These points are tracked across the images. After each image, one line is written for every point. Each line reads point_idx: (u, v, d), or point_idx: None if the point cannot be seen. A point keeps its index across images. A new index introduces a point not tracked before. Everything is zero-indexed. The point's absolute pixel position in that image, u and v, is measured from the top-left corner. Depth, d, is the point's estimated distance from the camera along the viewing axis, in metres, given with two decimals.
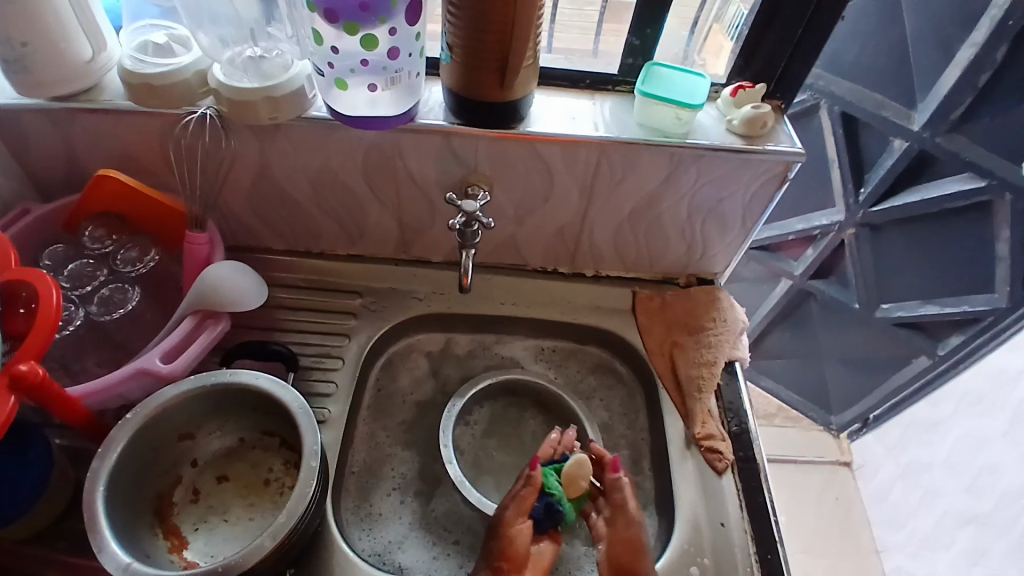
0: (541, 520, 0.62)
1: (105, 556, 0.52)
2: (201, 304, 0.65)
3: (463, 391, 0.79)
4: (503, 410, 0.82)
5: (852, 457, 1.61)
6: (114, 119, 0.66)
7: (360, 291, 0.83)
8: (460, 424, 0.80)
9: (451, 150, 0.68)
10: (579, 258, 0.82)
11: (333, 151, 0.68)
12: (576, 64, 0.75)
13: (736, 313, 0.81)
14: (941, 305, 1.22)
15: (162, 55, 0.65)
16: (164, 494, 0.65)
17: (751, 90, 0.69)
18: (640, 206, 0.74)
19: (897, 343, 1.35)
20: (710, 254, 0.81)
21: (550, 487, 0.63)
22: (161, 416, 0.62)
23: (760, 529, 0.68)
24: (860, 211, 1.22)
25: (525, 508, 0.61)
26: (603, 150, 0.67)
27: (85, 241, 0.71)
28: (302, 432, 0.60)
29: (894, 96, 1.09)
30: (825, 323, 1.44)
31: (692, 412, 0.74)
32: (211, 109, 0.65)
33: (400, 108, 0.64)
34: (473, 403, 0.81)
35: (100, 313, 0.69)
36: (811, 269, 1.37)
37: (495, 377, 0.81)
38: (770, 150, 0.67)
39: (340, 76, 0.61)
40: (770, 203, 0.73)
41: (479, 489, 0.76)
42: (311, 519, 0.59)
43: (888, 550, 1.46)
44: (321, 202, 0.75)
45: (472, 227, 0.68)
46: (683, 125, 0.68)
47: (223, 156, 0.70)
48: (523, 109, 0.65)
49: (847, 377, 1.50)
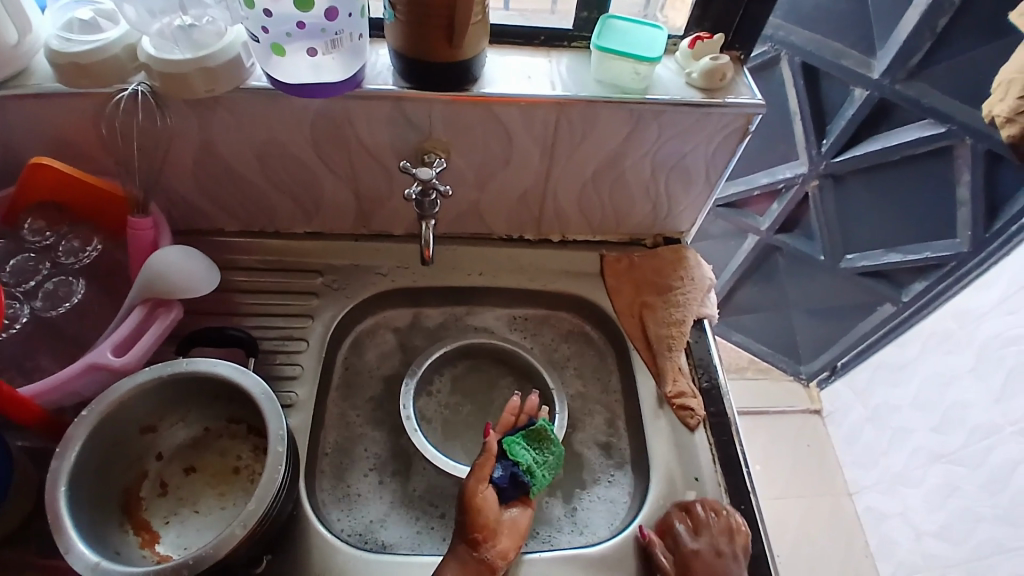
0: (505, 488, 0.62)
1: (73, 557, 0.51)
2: (150, 291, 0.62)
3: (416, 363, 0.78)
4: (473, 380, 0.82)
5: (822, 404, 1.65)
6: (41, 100, 0.62)
7: (322, 269, 0.80)
8: (422, 395, 0.79)
9: (404, 116, 0.65)
10: (545, 223, 0.81)
11: (277, 121, 0.65)
12: (529, 20, 0.72)
13: (703, 271, 0.81)
14: (903, 253, 1.25)
15: (88, 31, 0.60)
16: (131, 489, 0.63)
17: (709, 41, 0.68)
18: (603, 166, 0.73)
19: (863, 291, 1.38)
20: (676, 212, 0.80)
21: (515, 455, 0.63)
22: (119, 410, 0.59)
23: (734, 481, 0.69)
24: (823, 162, 1.22)
25: (486, 476, 0.61)
26: (561, 109, 0.65)
27: (25, 235, 0.67)
28: (266, 416, 0.58)
29: (855, 43, 1.08)
30: (791, 274, 1.47)
31: (663, 369, 0.75)
32: (142, 85, 0.61)
33: (346, 73, 0.61)
34: (433, 372, 0.80)
35: (46, 309, 0.66)
36: (777, 223, 1.38)
37: (450, 344, 0.80)
38: (731, 102, 0.66)
39: (276, 41, 0.57)
40: (732, 156, 0.72)
41: (448, 452, 0.76)
42: (283, 505, 0.57)
43: (859, 491, 1.51)
44: (272, 179, 0.72)
45: (430, 197, 0.65)
46: (642, 80, 0.66)
47: (162, 135, 0.66)
48: (475, 69, 0.63)
49: (815, 326, 1.55)
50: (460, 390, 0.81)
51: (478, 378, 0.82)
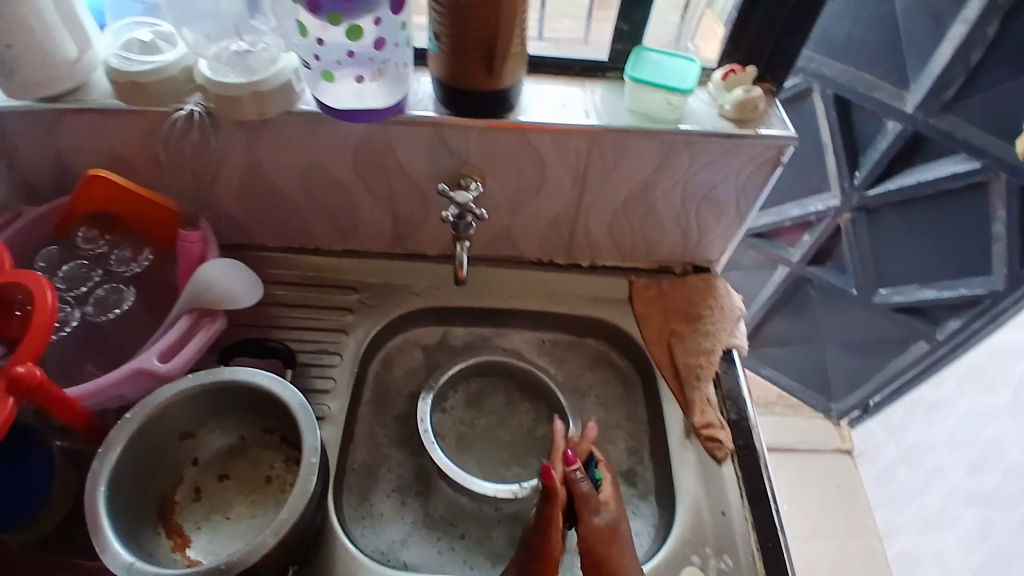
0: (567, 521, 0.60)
1: (109, 556, 0.52)
2: (197, 301, 0.65)
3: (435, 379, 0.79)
4: (491, 397, 0.82)
5: (853, 444, 1.60)
6: (103, 118, 0.66)
7: (356, 287, 0.82)
8: (437, 412, 0.80)
9: (442, 141, 0.67)
10: (575, 247, 0.82)
11: (321, 143, 0.68)
12: (564, 51, 0.75)
13: (733, 301, 0.81)
14: (938, 288, 1.21)
15: (148, 52, 0.64)
16: (166, 494, 0.65)
17: (742, 74, 0.69)
18: (634, 194, 0.74)
19: (894, 324, 1.34)
20: (706, 241, 0.81)
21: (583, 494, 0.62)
22: (160, 415, 0.61)
23: (762, 514, 0.68)
24: (857, 195, 1.21)
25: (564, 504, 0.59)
26: (594, 138, 0.67)
27: (78, 243, 0.71)
28: (302, 427, 0.60)
29: (887, 74, 1.08)
30: (823, 305, 1.43)
31: (691, 400, 0.75)
32: (198, 107, 0.64)
33: (391, 100, 0.63)
34: (448, 389, 0.81)
35: (96, 315, 0.69)
36: (809, 254, 1.36)
37: (468, 360, 0.81)
38: (763, 134, 0.67)
39: (327, 68, 0.60)
40: (763, 188, 0.73)
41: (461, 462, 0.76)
42: (312, 516, 0.58)
43: (892, 534, 1.46)
44: (313, 199, 0.75)
45: (466, 220, 0.67)
46: (675, 110, 0.68)
47: (212, 154, 0.69)
48: (513, 97, 0.65)
49: (849, 361, 1.48)
50: (479, 406, 0.81)
51: (494, 396, 0.82)
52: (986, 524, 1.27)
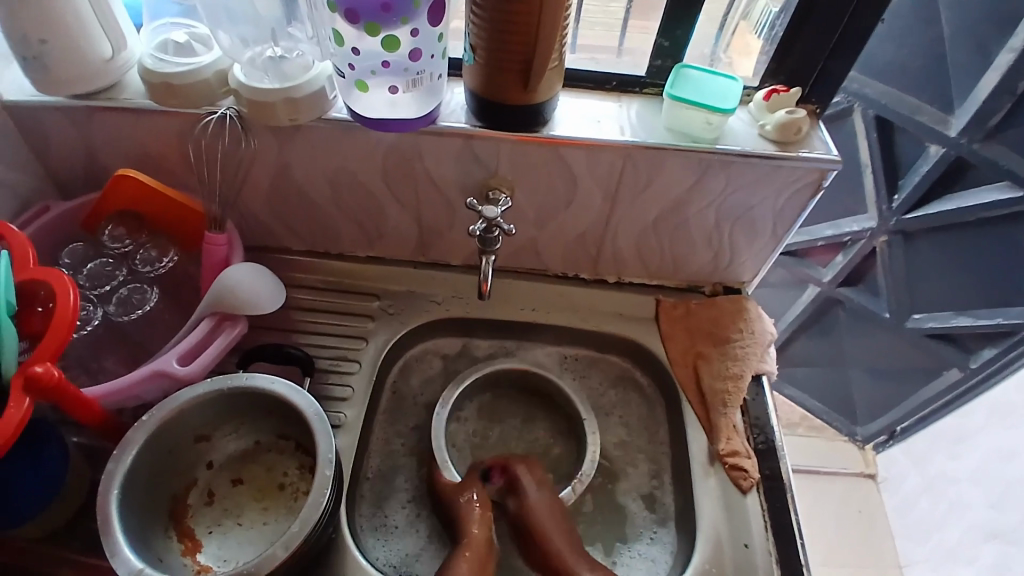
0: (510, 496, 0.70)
1: (117, 562, 0.52)
2: (220, 305, 0.65)
3: (451, 391, 0.77)
4: (502, 406, 0.81)
5: (876, 469, 1.56)
6: (136, 117, 0.66)
7: (379, 294, 0.82)
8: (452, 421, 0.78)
9: (472, 152, 0.66)
10: (602, 263, 0.80)
11: (350, 151, 0.67)
12: (600, 64, 0.73)
13: (764, 325, 0.78)
14: (975, 317, 1.16)
15: (183, 54, 0.64)
16: (179, 496, 0.65)
17: (786, 94, 0.67)
18: (666, 212, 0.72)
19: (924, 352, 1.28)
20: (738, 263, 0.78)
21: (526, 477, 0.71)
22: (176, 418, 0.61)
23: (786, 551, 0.65)
24: (893, 219, 1.15)
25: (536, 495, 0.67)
26: (627, 154, 0.65)
27: (105, 241, 0.71)
28: (317, 436, 0.59)
29: (930, 100, 1.02)
30: (851, 331, 1.37)
31: (717, 426, 0.72)
32: (231, 110, 0.64)
33: (423, 110, 0.63)
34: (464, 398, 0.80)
35: (118, 315, 0.69)
36: (841, 276, 1.28)
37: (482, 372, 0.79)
38: (805, 157, 0.65)
39: (360, 78, 0.60)
40: (802, 211, 0.70)
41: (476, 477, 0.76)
42: (323, 529, 0.58)
43: (911, 566, 1.41)
44: (340, 204, 0.74)
45: (494, 233, 0.66)
46: (714, 129, 0.66)
47: (243, 156, 0.69)
48: (547, 111, 0.64)
49: (874, 386, 1.44)
50: (496, 416, 0.80)
51: (506, 405, 0.81)
52: (1001, 560, 1.18)
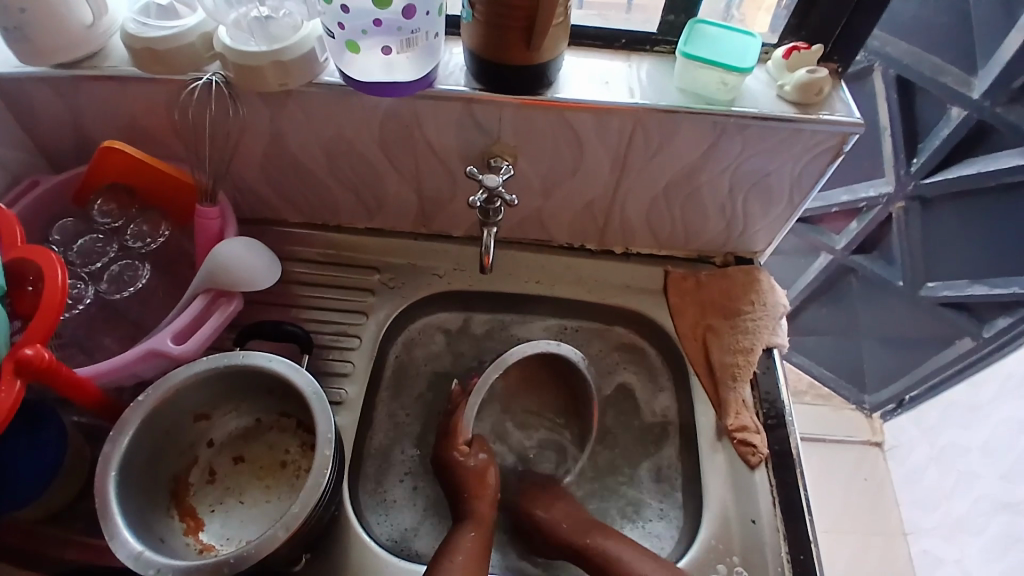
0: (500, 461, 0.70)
1: (117, 545, 0.51)
2: (213, 282, 0.63)
3: (486, 375, 0.67)
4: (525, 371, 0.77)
5: (884, 437, 1.55)
6: (119, 85, 0.63)
7: (379, 267, 0.79)
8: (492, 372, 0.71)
9: (473, 118, 0.63)
10: (609, 234, 0.77)
11: (345, 118, 0.64)
12: (609, 21, 0.69)
13: (776, 296, 0.75)
14: (989, 285, 1.12)
15: (165, 17, 0.60)
16: (180, 476, 0.64)
17: (807, 51, 0.63)
18: (677, 179, 0.68)
19: (939, 322, 1.25)
20: (751, 232, 0.75)
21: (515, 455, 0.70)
22: (173, 398, 0.60)
23: (795, 530, 0.64)
24: (912, 183, 1.09)
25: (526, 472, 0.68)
26: (637, 118, 0.62)
27: (95, 216, 0.68)
28: (316, 417, 0.57)
29: (953, 60, 0.96)
30: (867, 301, 1.34)
31: (725, 402, 0.71)
32: (216, 76, 0.61)
33: (418, 74, 0.59)
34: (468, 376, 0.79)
35: (110, 292, 0.67)
36: (856, 243, 1.24)
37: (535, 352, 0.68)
38: (825, 119, 0.61)
39: (352, 38, 0.56)
40: (821, 177, 0.67)
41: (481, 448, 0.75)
42: (324, 508, 0.57)
43: (915, 533, 1.41)
44: (336, 174, 0.71)
45: (495, 204, 0.63)
46: (729, 90, 0.62)
47: (233, 125, 0.66)
48: (552, 72, 0.60)
49: (884, 356, 1.42)
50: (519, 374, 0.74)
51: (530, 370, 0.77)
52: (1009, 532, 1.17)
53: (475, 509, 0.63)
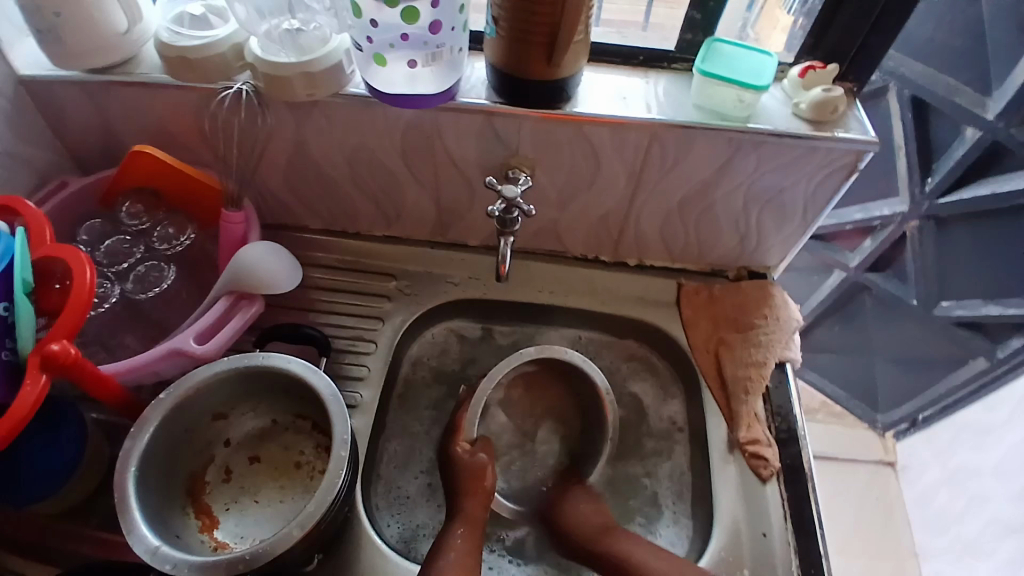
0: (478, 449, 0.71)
1: (135, 539, 0.52)
2: (236, 284, 0.64)
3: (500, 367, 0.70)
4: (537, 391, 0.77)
5: (896, 457, 1.53)
6: (150, 91, 0.65)
7: (396, 274, 0.81)
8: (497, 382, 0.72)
9: (493, 131, 0.64)
10: (623, 246, 0.78)
11: (367, 127, 0.65)
12: (627, 38, 0.70)
13: (790, 311, 0.76)
14: (1005, 305, 1.11)
15: (199, 27, 0.62)
16: (197, 474, 0.65)
17: (822, 71, 0.64)
18: (692, 194, 0.69)
19: (954, 342, 1.24)
20: (765, 247, 0.76)
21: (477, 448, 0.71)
22: (193, 397, 0.61)
23: (805, 545, 0.64)
24: (926, 202, 1.09)
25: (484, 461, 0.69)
26: (654, 133, 0.63)
27: (123, 217, 0.70)
28: (332, 418, 0.59)
29: (969, 81, 0.96)
30: (880, 316, 1.32)
31: (737, 414, 0.71)
32: (247, 85, 0.62)
33: (441, 88, 0.60)
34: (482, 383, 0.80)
35: (135, 292, 0.69)
36: (868, 260, 1.24)
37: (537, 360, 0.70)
38: (841, 137, 0.62)
39: (379, 51, 0.58)
40: (836, 193, 0.67)
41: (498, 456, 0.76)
42: (339, 509, 0.57)
43: (927, 556, 1.39)
44: (357, 182, 0.73)
45: (512, 214, 0.64)
46: (746, 107, 0.63)
47: (260, 133, 0.68)
48: (570, 87, 0.61)
49: (898, 376, 1.40)
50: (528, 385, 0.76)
51: (539, 388, 0.77)
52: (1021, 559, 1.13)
53: (470, 510, 0.64)
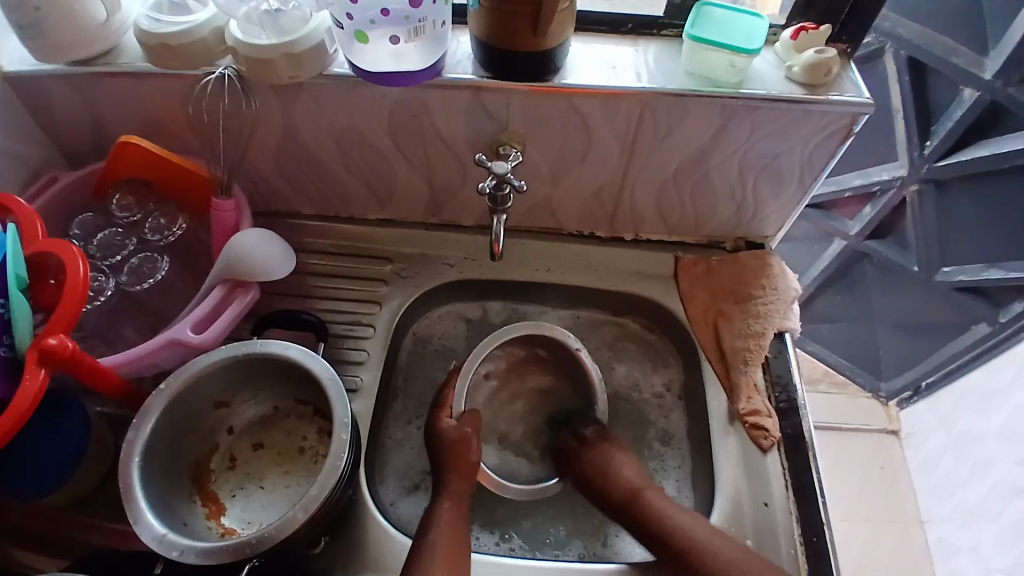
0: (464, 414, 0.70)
1: (141, 528, 0.53)
2: (229, 272, 0.64)
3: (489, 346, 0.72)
4: (530, 376, 0.77)
5: (900, 425, 1.54)
6: (135, 81, 0.64)
7: (391, 257, 0.80)
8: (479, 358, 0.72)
9: (482, 106, 0.63)
10: (619, 220, 0.78)
11: (354, 107, 0.65)
12: (617, 6, 0.69)
13: (789, 281, 0.75)
14: (1006, 269, 1.10)
15: (178, 12, 0.61)
16: (202, 461, 0.66)
17: (815, 32, 0.62)
18: (686, 164, 0.68)
19: (956, 307, 1.23)
20: (762, 216, 0.75)
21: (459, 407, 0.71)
22: (193, 386, 0.61)
23: (807, 511, 0.64)
24: (925, 166, 1.07)
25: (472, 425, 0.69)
26: (646, 103, 0.62)
27: (114, 210, 0.70)
28: (332, 402, 0.59)
29: (965, 40, 0.94)
30: (882, 284, 1.31)
31: (737, 385, 0.71)
32: (229, 70, 0.61)
33: (427, 62, 0.59)
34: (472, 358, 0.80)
35: (130, 284, 0.69)
36: (869, 228, 1.23)
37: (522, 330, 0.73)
38: (835, 99, 0.61)
39: (360, 28, 0.57)
40: (832, 158, 0.66)
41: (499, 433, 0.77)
42: (342, 491, 0.58)
43: (932, 520, 1.40)
44: (348, 164, 0.72)
45: (505, 190, 0.63)
46: (737, 73, 0.62)
47: (247, 118, 0.67)
48: (558, 59, 0.60)
49: (901, 343, 1.39)
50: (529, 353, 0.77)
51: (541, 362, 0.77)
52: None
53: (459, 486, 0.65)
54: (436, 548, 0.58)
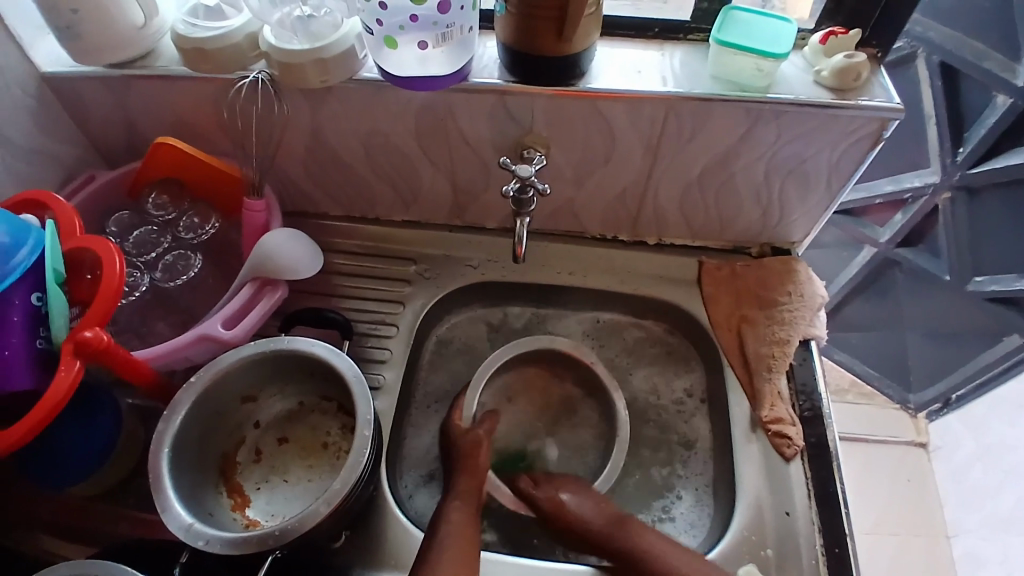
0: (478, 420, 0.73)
1: (169, 517, 0.55)
2: (260, 270, 0.66)
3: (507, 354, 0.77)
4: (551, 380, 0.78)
5: (929, 437, 1.50)
6: (170, 83, 0.66)
7: (415, 258, 0.81)
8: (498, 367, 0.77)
9: (506, 110, 0.64)
10: (642, 224, 0.78)
11: (380, 110, 0.66)
12: (643, 11, 0.69)
13: (815, 287, 0.74)
14: None
15: (213, 18, 0.63)
16: (228, 454, 0.67)
17: (845, 36, 0.62)
18: (710, 169, 0.68)
19: (989, 317, 1.20)
20: (788, 221, 0.74)
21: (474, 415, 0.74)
22: (222, 380, 0.63)
23: (829, 520, 0.64)
24: (958, 172, 1.05)
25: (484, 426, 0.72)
26: (670, 106, 0.62)
27: (149, 208, 0.72)
28: (356, 399, 0.60)
29: (999, 44, 0.92)
30: (911, 292, 1.28)
31: (760, 392, 0.70)
32: (262, 74, 0.63)
33: (453, 67, 0.60)
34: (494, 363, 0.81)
35: (164, 280, 0.71)
36: (901, 235, 1.20)
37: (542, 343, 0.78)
38: (865, 104, 0.60)
39: (389, 34, 0.58)
40: (861, 163, 0.66)
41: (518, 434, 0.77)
42: (363, 486, 0.59)
43: (960, 535, 1.36)
44: (375, 167, 0.74)
45: (529, 193, 0.64)
46: (765, 77, 0.61)
47: (277, 121, 0.69)
48: (583, 63, 0.60)
49: (931, 353, 1.36)
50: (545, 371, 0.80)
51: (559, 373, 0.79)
52: None
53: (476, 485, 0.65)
54: (451, 547, 0.58)
